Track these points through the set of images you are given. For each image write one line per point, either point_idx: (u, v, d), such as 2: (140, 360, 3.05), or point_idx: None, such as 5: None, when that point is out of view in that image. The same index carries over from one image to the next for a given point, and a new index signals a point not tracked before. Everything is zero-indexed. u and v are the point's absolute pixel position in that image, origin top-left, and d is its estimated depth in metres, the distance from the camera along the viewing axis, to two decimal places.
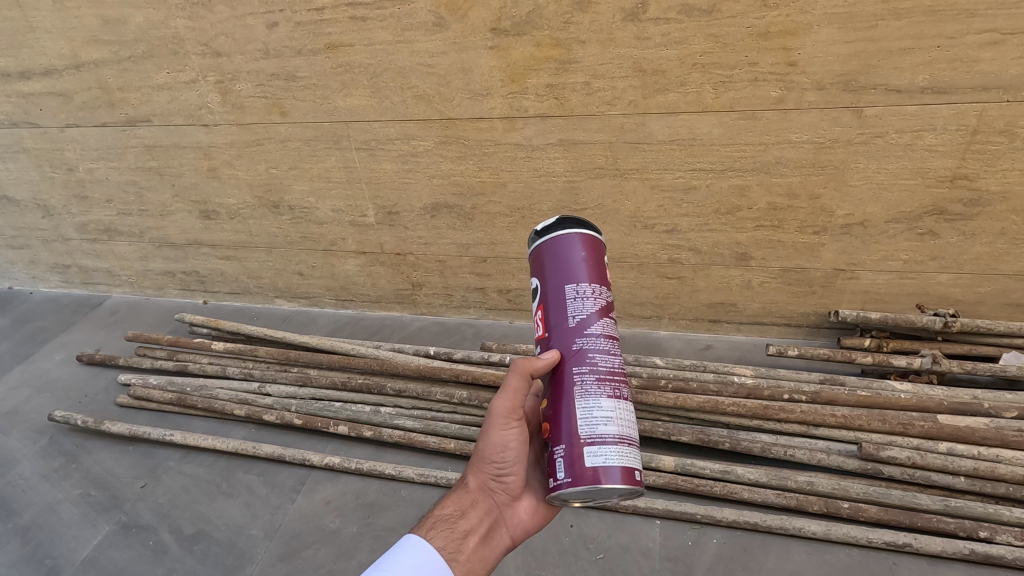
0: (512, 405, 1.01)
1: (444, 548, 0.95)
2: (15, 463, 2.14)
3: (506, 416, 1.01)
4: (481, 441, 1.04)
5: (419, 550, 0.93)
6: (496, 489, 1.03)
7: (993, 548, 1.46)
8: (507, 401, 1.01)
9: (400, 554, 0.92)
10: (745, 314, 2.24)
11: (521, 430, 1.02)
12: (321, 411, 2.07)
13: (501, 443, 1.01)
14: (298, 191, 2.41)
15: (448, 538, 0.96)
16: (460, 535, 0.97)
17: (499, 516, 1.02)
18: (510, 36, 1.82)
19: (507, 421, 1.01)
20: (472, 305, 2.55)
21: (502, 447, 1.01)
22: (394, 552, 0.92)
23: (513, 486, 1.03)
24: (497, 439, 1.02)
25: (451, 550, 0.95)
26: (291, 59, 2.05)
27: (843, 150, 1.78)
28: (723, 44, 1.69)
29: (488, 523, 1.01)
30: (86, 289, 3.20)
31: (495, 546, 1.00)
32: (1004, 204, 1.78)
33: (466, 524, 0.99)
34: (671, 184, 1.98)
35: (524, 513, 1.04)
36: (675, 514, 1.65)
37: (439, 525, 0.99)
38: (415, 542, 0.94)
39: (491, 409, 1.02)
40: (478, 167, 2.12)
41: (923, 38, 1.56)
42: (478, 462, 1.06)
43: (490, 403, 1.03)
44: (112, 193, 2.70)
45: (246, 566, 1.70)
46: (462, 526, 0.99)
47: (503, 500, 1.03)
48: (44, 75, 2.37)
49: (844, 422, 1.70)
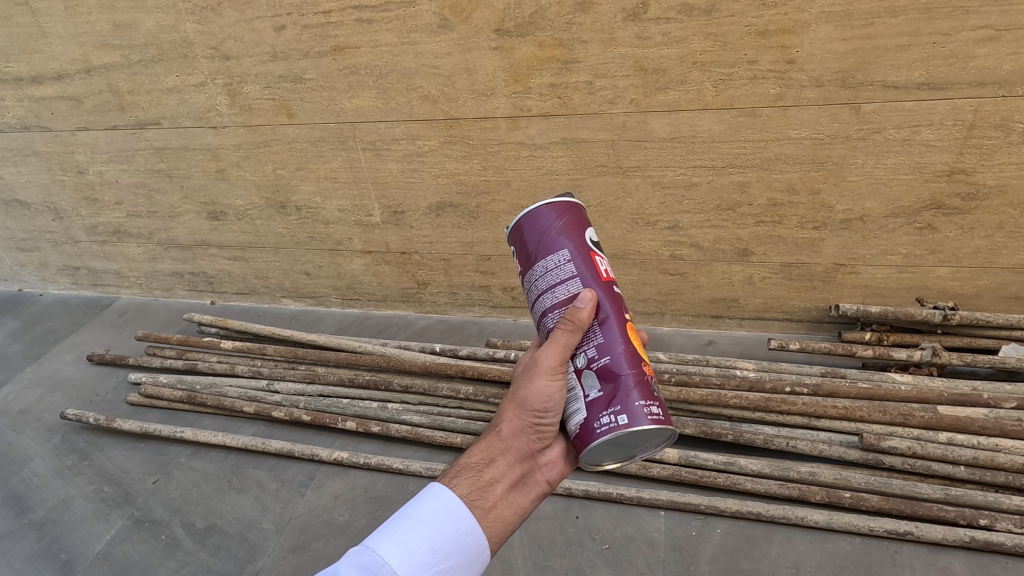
0: (557, 358, 0.98)
1: (468, 495, 0.96)
2: (29, 461, 2.18)
3: (553, 369, 0.99)
4: (522, 387, 1.01)
5: (442, 498, 0.94)
6: (530, 435, 1.04)
7: (993, 535, 1.48)
8: (557, 354, 0.98)
9: (423, 501, 0.94)
10: (746, 310, 2.27)
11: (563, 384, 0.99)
12: (329, 407, 2.11)
13: (544, 393, 0.99)
14: (305, 192, 2.45)
15: (473, 487, 0.97)
16: (488, 484, 0.99)
17: (529, 463, 1.04)
18: (513, 37, 1.85)
19: (551, 373, 0.99)
20: (476, 304, 2.58)
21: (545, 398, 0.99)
22: (417, 500, 0.94)
23: (547, 434, 1.04)
24: (540, 388, 1.00)
25: (477, 498, 0.96)
26: (298, 61, 2.09)
27: (841, 146, 1.81)
28: (723, 42, 1.72)
29: (519, 472, 1.03)
30: (95, 291, 3.25)
31: (526, 494, 1.03)
32: (1001, 198, 1.81)
33: (493, 473, 1.00)
34: (672, 181, 2.02)
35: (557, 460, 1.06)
36: (679, 504, 1.68)
37: (465, 473, 0.99)
38: (439, 490, 0.95)
39: (535, 359, 1.00)
40: (482, 166, 2.15)
41: (918, 35, 1.59)
42: (514, 411, 1.04)
43: (538, 356, 0.99)
44: (122, 195, 2.75)
45: (258, 558, 1.73)
46: (489, 474, 1.00)
47: (534, 448, 1.05)
48: (55, 79, 2.42)
49: (844, 413, 1.73)
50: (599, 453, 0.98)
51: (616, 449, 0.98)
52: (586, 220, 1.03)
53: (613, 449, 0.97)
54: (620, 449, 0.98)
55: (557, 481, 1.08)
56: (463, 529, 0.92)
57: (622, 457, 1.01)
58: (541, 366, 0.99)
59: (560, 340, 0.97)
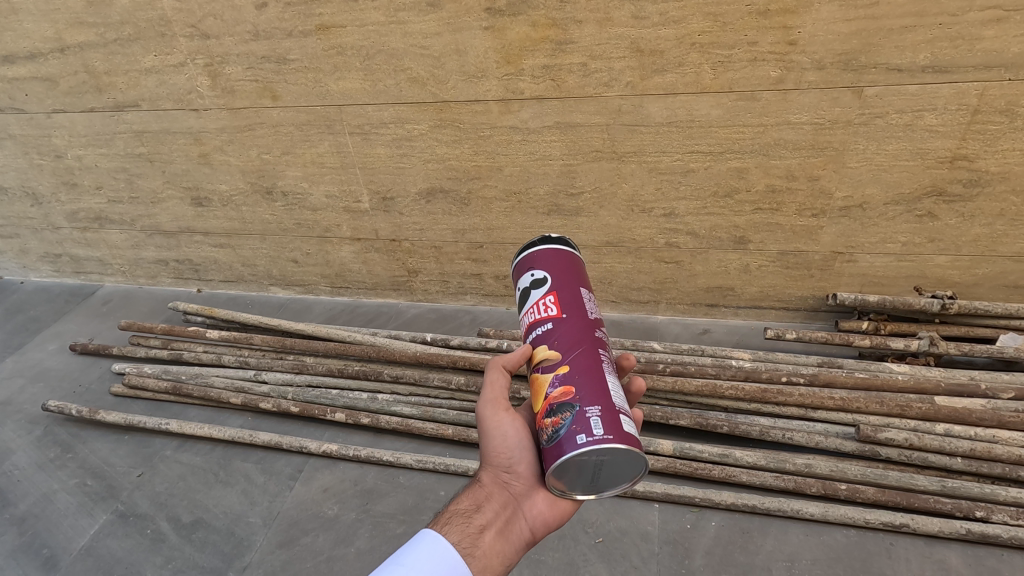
0: (497, 397, 1.05)
1: (459, 543, 0.93)
2: (10, 453, 2.13)
3: (496, 408, 1.04)
4: (481, 438, 1.04)
5: (436, 544, 0.91)
6: (508, 480, 1.02)
7: (989, 528, 1.47)
8: (493, 393, 1.06)
9: (416, 547, 0.91)
10: (743, 298, 2.24)
11: (512, 418, 1.01)
12: (318, 398, 2.06)
13: (497, 433, 1.01)
14: (291, 177, 2.38)
15: (463, 532, 0.95)
16: (476, 529, 0.96)
17: (516, 507, 1.01)
18: (505, 16, 1.78)
19: (496, 412, 1.03)
20: (468, 292, 2.53)
21: (502, 436, 1.01)
22: (410, 546, 0.91)
23: (524, 473, 1.01)
24: (494, 431, 1.02)
25: (466, 544, 0.94)
26: (281, 41, 2.01)
27: (842, 131, 1.76)
28: (722, 23, 1.66)
29: (506, 516, 0.99)
30: (78, 279, 3.17)
31: (517, 539, 0.99)
32: (1003, 185, 1.77)
33: (480, 519, 0.98)
34: (669, 167, 1.96)
35: (544, 503, 1.00)
36: (674, 497, 1.66)
37: (453, 520, 0.98)
38: (431, 536, 0.93)
39: (480, 410, 1.05)
40: (473, 150, 2.09)
41: (924, 16, 1.53)
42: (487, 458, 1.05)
43: (479, 403, 1.06)
44: (102, 180, 2.66)
45: (245, 553, 1.70)
46: (477, 521, 0.98)
47: (518, 491, 1.01)
48: (28, 59, 2.32)
49: (841, 405, 1.71)
50: (602, 484, 0.93)
51: (593, 479, 0.91)
52: (515, 274, 1.01)
53: (590, 480, 0.91)
54: (588, 477, 0.90)
55: (550, 527, 1.02)
56: None
57: (607, 475, 0.91)
58: (486, 410, 1.05)
59: (498, 382, 1.07)
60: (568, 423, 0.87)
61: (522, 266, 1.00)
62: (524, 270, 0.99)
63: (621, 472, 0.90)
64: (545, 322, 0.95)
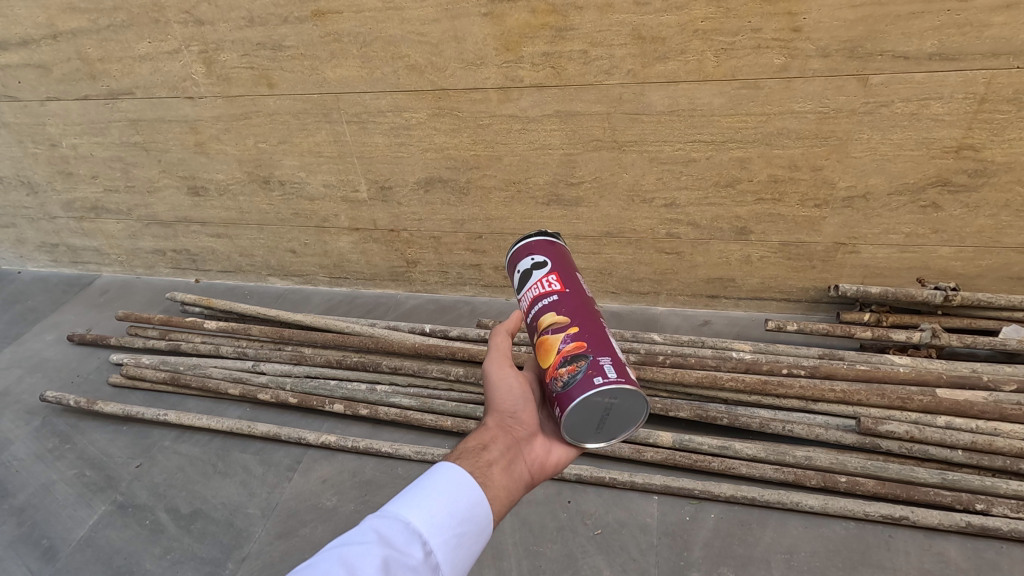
0: (502, 357, 1.10)
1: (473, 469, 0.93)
2: (9, 444, 2.12)
3: (501, 363, 1.09)
4: (485, 390, 1.09)
5: (455, 469, 0.92)
6: (512, 427, 1.04)
7: (989, 520, 1.46)
8: (498, 354, 1.11)
9: (436, 472, 0.91)
10: (744, 289, 2.22)
11: (515, 372, 1.07)
12: (316, 389, 2.05)
13: (502, 384, 1.06)
14: (289, 166, 2.36)
15: (473, 463, 0.95)
16: (485, 463, 0.96)
17: (518, 451, 1.01)
18: (504, 2, 1.75)
19: (500, 368, 1.08)
20: (467, 282, 2.52)
21: (507, 388, 1.06)
22: (430, 471, 0.91)
23: (527, 418, 1.04)
24: (499, 383, 1.07)
25: (479, 473, 0.93)
26: (277, 27, 1.97)
27: (847, 120, 1.74)
28: (725, 9, 1.62)
29: (511, 457, 0.99)
30: (75, 269, 3.15)
31: (521, 479, 0.98)
32: (1009, 175, 1.74)
33: (487, 456, 0.97)
34: (670, 156, 1.94)
35: (543, 449, 1.03)
36: (673, 489, 1.65)
37: (461, 454, 0.97)
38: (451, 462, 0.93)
39: (485, 368, 1.10)
40: (472, 139, 2.06)
41: (932, 2, 1.50)
42: (490, 411, 1.07)
43: (484, 363, 1.11)
44: (98, 168, 2.64)
45: (244, 544, 1.70)
46: (484, 456, 0.97)
47: (521, 436, 1.03)
48: (20, 45, 2.28)
49: (843, 397, 1.69)
50: (604, 433, 0.98)
51: (601, 427, 0.96)
52: (513, 260, 1.06)
53: (597, 428, 0.96)
54: (597, 425, 0.95)
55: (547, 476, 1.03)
56: (474, 498, 0.89)
57: (613, 423, 0.96)
58: (490, 367, 1.10)
59: (500, 347, 1.13)
60: (585, 369, 0.91)
61: (522, 251, 1.05)
62: (524, 256, 1.04)
63: (624, 419, 0.96)
64: (550, 295, 0.99)
